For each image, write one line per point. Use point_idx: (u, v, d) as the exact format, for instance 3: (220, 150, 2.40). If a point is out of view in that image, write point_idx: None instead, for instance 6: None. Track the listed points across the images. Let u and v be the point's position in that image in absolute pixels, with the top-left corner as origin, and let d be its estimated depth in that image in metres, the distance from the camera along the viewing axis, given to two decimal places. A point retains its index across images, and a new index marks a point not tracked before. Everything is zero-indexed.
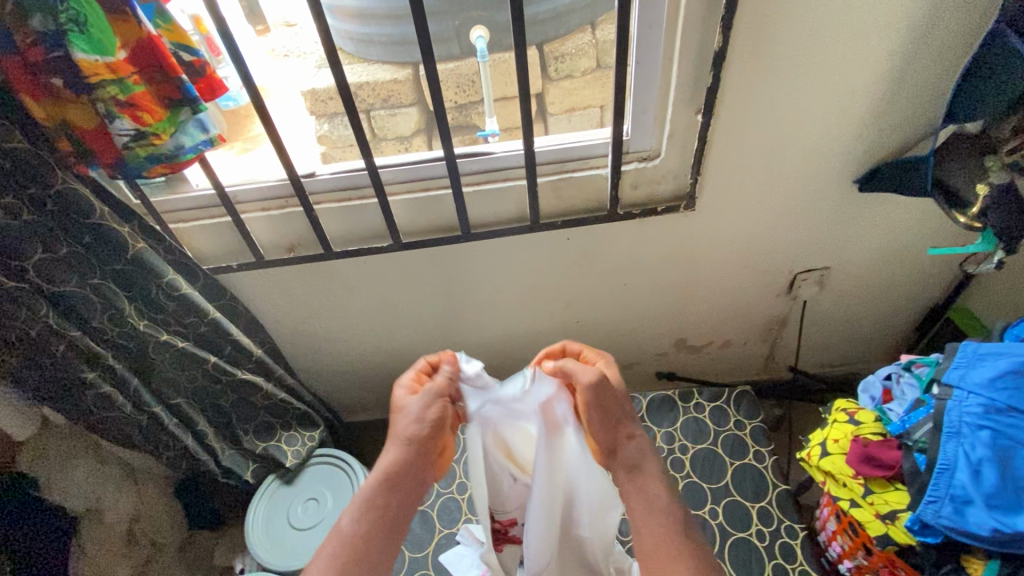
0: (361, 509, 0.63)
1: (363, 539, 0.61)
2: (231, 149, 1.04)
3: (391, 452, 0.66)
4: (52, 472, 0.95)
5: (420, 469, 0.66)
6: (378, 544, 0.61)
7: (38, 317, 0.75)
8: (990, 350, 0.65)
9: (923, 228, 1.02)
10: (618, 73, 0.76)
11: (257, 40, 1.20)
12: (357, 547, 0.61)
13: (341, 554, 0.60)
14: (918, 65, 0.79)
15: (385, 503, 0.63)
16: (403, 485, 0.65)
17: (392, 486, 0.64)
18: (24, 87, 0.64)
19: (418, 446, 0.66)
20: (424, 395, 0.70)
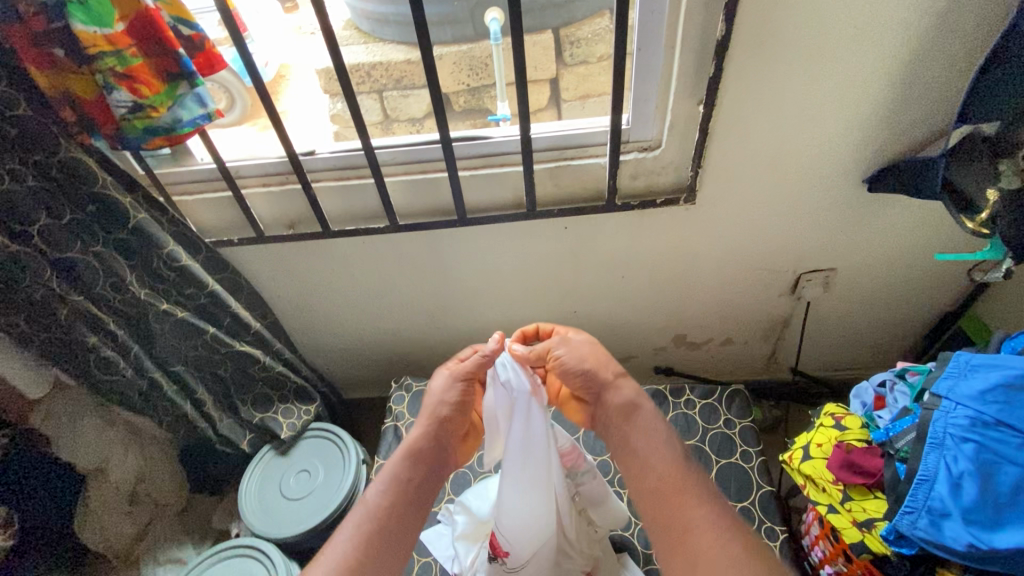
0: (387, 482, 0.63)
1: (392, 510, 0.61)
2: (254, 125, 1.04)
3: (418, 430, 0.69)
4: (61, 431, 0.97)
5: (444, 445, 0.68)
6: (406, 516, 0.62)
7: (42, 281, 0.77)
8: (983, 362, 0.63)
9: (935, 232, 0.99)
10: (616, 59, 0.75)
11: (285, 16, 1.18)
12: (383, 519, 0.60)
13: (367, 525, 0.60)
14: (934, 60, 0.76)
15: (412, 477, 0.65)
16: (426, 459, 0.66)
17: (417, 459, 0.66)
18: (28, 57, 0.65)
19: (440, 425, 0.69)
20: (445, 377, 0.74)
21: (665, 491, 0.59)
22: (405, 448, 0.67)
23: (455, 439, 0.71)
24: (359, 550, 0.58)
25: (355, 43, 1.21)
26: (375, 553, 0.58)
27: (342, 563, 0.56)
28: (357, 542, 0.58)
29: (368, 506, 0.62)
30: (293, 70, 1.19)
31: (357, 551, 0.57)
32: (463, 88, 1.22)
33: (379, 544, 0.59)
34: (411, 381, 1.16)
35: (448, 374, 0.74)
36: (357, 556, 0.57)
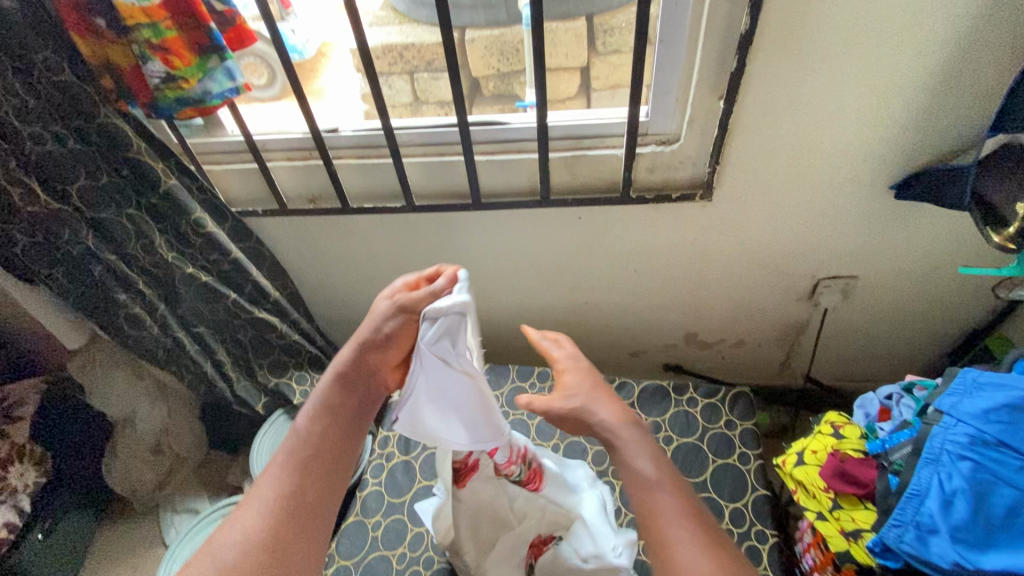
0: (317, 415, 0.61)
1: (322, 436, 0.59)
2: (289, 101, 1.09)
3: (348, 352, 0.66)
4: (94, 381, 1.06)
5: (377, 370, 0.65)
6: (339, 447, 0.59)
7: (79, 239, 0.83)
8: (990, 380, 0.62)
9: (965, 244, 0.94)
10: (637, 50, 0.75)
11: None
12: (311, 455, 0.58)
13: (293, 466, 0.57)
14: (973, 62, 0.73)
15: (343, 403, 0.62)
16: (358, 383, 0.64)
17: (349, 384, 0.63)
18: (72, 24, 0.70)
19: (357, 366, 0.64)
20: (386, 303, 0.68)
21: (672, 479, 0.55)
22: (329, 383, 0.63)
23: (388, 366, 0.66)
24: (292, 483, 0.55)
25: (390, 24, 1.23)
26: (307, 488, 0.55)
27: (264, 510, 0.53)
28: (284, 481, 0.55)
29: (292, 444, 0.58)
30: (333, 49, 1.22)
31: (283, 487, 0.55)
32: (493, 73, 1.22)
33: (308, 482, 0.56)
34: None
35: (393, 302, 0.67)
36: (289, 490, 0.55)
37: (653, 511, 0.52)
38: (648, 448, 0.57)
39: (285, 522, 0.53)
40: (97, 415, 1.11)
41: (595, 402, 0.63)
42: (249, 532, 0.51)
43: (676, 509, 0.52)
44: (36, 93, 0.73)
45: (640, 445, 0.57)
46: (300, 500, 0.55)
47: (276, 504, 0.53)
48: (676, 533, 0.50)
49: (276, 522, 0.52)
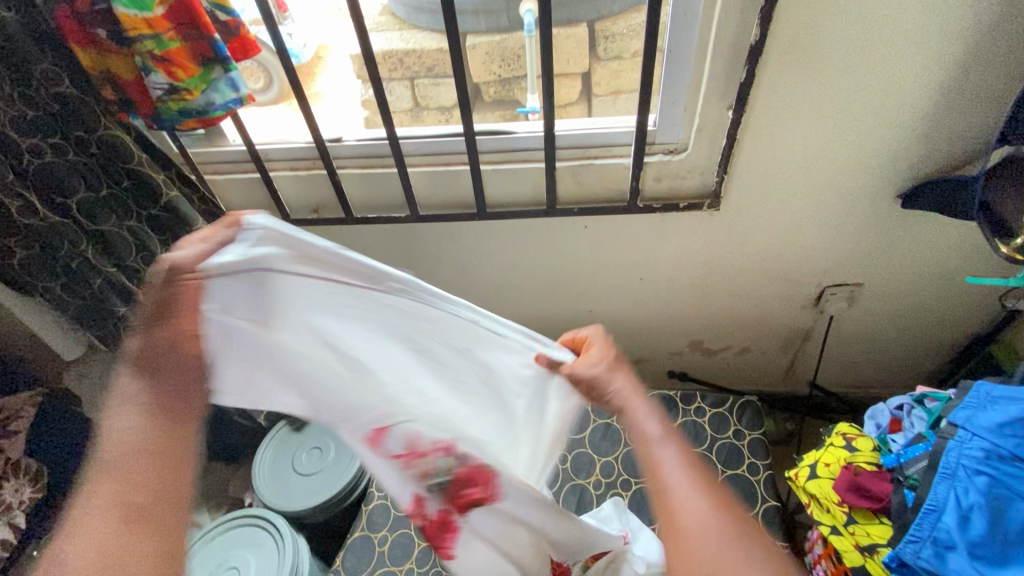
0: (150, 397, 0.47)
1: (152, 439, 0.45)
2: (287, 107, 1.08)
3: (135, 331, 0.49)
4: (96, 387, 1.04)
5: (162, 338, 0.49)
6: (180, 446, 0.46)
7: (78, 252, 0.81)
8: (1004, 394, 0.62)
9: (971, 252, 0.94)
10: (646, 60, 0.74)
11: None
12: (159, 446, 0.45)
13: (132, 459, 0.44)
14: (981, 73, 0.73)
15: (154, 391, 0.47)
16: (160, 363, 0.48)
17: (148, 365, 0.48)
18: (72, 36, 0.69)
19: (162, 338, 0.49)
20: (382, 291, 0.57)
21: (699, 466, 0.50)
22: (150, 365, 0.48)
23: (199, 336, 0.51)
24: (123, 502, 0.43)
25: (390, 30, 1.21)
26: (156, 485, 0.44)
27: (106, 512, 0.42)
28: (122, 478, 0.43)
29: (121, 450, 0.45)
30: (330, 53, 1.22)
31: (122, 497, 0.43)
32: (494, 79, 1.21)
33: (154, 472, 0.44)
34: None
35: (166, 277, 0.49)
36: (134, 488, 0.43)
37: (654, 461, 0.51)
38: (658, 412, 0.55)
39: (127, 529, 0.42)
40: (92, 422, 1.06)
41: (607, 370, 0.60)
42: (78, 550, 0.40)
43: (685, 472, 0.49)
44: (33, 105, 0.71)
45: (657, 414, 0.55)
46: (149, 497, 0.43)
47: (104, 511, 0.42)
48: (689, 494, 0.47)
49: (126, 521, 0.42)
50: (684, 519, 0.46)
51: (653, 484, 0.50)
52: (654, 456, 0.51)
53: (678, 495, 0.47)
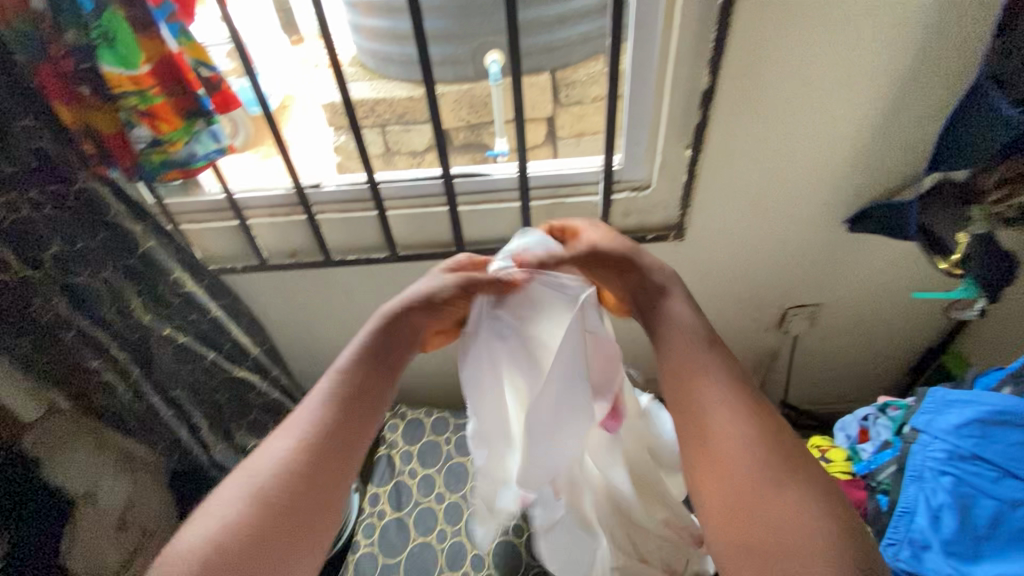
0: (328, 400, 0.58)
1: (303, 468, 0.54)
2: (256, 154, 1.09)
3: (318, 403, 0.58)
4: (50, 454, 0.80)
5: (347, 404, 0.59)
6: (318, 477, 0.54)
7: (51, 306, 0.77)
8: (959, 398, 0.65)
9: (913, 269, 1.03)
10: (610, 105, 0.80)
11: (292, 49, 1.24)
12: (322, 436, 0.56)
13: (299, 445, 0.55)
14: (904, 110, 0.82)
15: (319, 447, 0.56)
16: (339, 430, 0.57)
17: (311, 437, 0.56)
18: (53, 91, 0.69)
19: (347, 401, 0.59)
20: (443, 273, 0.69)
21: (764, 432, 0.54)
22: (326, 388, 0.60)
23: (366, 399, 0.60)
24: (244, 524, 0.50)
25: (360, 79, 1.27)
26: (320, 468, 0.54)
27: (269, 484, 0.52)
28: (288, 459, 0.54)
29: (241, 486, 0.53)
30: (296, 101, 1.24)
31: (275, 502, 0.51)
32: (463, 124, 1.27)
33: (322, 457, 0.55)
34: (405, 409, 1.17)
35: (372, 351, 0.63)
36: (299, 466, 0.54)
37: (706, 425, 0.55)
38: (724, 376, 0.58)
39: (292, 500, 0.52)
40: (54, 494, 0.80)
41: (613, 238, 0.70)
42: (234, 524, 0.49)
43: (740, 426, 0.53)
44: (11, 159, 0.68)
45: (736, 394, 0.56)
46: (304, 487, 0.53)
47: (259, 489, 0.52)
48: (749, 471, 0.51)
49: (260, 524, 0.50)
50: (756, 494, 0.49)
51: (702, 456, 0.54)
52: (709, 423, 0.55)
53: (737, 469, 0.51)
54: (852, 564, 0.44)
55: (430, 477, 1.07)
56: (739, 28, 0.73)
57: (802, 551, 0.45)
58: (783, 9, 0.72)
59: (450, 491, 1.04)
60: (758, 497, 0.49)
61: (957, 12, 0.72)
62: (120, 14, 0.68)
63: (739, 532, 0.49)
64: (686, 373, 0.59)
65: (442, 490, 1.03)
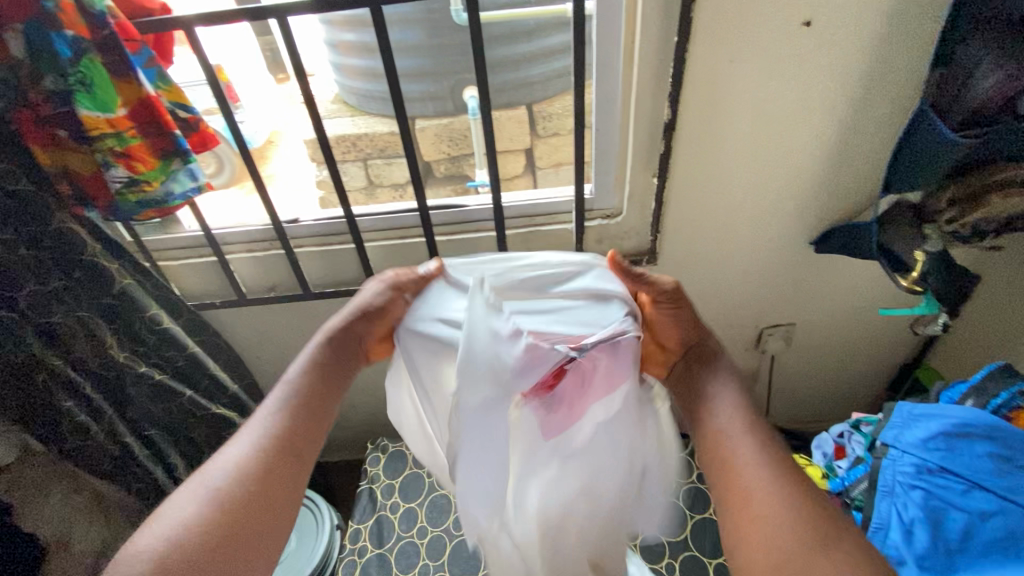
0: (280, 407, 0.62)
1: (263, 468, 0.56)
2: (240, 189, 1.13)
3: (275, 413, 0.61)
4: (27, 500, 0.85)
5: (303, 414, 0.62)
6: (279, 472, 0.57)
7: (25, 347, 0.77)
8: (923, 412, 0.68)
9: (881, 287, 1.05)
10: (578, 138, 0.84)
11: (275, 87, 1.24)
12: (278, 437, 0.59)
13: (253, 448, 0.58)
14: (858, 138, 0.85)
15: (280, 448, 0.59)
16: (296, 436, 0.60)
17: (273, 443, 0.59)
18: (33, 137, 0.72)
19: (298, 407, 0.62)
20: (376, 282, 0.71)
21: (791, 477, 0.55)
22: (281, 397, 0.63)
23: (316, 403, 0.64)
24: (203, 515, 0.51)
25: (341, 115, 1.27)
26: (275, 466, 0.57)
27: (223, 485, 0.54)
28: (242, 462, 0.56)
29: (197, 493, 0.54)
30: (282, 137, 1.29)
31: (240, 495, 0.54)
32: (444, 157, 1.32)
33: (278, 457, 0.58)
34: (387, 442, 1.15)
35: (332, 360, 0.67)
36: (254, 466, 0.56)
37: (744, 490, 0.55)
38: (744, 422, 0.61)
39: (248, 498, 0.54)
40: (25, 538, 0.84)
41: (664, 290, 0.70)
42: (197, 518, 0.51)
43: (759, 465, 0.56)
44: None
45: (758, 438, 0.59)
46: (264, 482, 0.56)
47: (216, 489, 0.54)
48: (793, 530, 0.50)
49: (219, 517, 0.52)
50: (801, 554, 0.49)
51: (741, 518, 0.53)
52: (739, 482, 0.55)
53: (773, 530, 0.51)
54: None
55: (412, 510, 1.05)
56: (696, 63, 0.77)
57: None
58: (736, 44, 0.76)
59: (433, 524, 1.02)
60: (805, 557, 0.49)
61: (901, 46, 0.76)
62: (97, 61, 0.69)
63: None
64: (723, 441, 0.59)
65: (424, 523, 1.01)
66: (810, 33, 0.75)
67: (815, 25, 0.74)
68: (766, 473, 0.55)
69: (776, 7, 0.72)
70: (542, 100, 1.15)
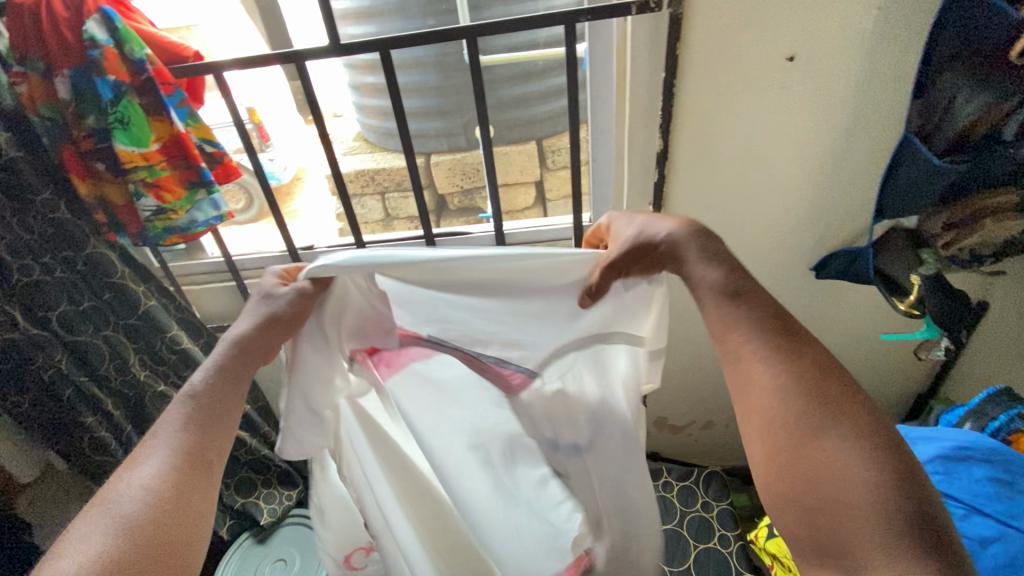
0: (183, 426, 0.48)
1: (172, 489, 0.44)
2: (267, 223, 1.21)
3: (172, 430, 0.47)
4: (46, 514, 1.01)
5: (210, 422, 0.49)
6: (194, 490, 0.45)
7: (54, 362, 0.85)
8: (920, 435, 0.74)
9: (886, 313, 1.05)
10: (575, 167, 0.88)
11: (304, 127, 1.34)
12: (191, 455, 0.46)
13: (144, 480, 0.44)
14: (849, 167, 0.87)
15: (192, 463, 0.46)
16: (206, 452, 0.47)
17: (189, 461, 0.46)
18: (74, 168, 0.79)
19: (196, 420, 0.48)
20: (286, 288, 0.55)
21: (807, 369, 0.46)
22: (175, 426, 0.47)
23: (218, 419, 0.49)
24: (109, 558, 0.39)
25: (362, 153, 1.35)
26: (186, 489, 0.44)
27: (136, 515, 0.41)
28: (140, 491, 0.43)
29: (91, 520, 0.41)
30: (308, 173, 1.39)
31: (153, 516, 0.42)
32: (457, 189, 1.38)
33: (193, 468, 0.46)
34: None
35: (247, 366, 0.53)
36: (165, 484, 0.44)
37: (738, 356, 0.49)
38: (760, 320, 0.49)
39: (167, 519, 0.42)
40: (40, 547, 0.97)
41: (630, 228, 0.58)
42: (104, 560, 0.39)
43: (777, 377, 0.46)
44: (29, 228, 0.79)
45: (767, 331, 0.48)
46: (182, 503, 0.44)
47: (134, 509, 0.42)
48: (793, 415, 0.44)
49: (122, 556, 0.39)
50: (797, 439, 0.44)
51: (744, 408, 0.48)
52: (737, 360, 0.49)
53: (773, 418, 0.45)
54: (897, 506, 0.39)
55: None
56: (685, 97, 0.81)
57: (848, 498, 0.40)
58: (724, 79, 0.79)
59: None
60: (804, 444, 0.43)
61: (884, 79, 0.79)
62: (136, 102, 0.77)
63: (785, 486, 0.44)
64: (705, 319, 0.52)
65: None
66: (793, 68, 0.78)
67: (798, 60, 0.78)
68: (761, 339, 0.48)
69: (760, 45, 0.76)
70: (549, 136, 1.20)
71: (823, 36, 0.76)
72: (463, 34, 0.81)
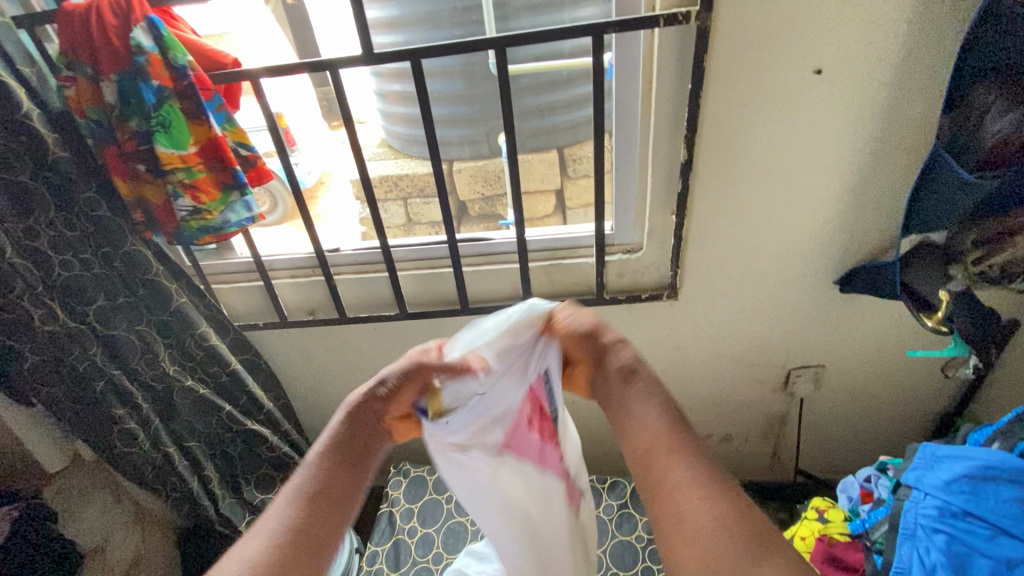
0: (317, 461, 0.56)
1: (302, 524, 0.51)
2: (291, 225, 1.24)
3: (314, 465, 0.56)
4: (71, 505, 1.02)
5: (344, 475, 0.56)
6: (321, 527, 0.52)
7: (89, 355, 0.87)
8: (947, 453, 0.73)
9: (910, 329, 1.03)
10: (599, 176, 0.89)
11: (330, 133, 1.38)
12: (319, 493, 0.54)
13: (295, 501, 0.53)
14: (876, 181, 0.87)
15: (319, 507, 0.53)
16: (332, 500, 0.54)
17: (317, 501, 0.53)
18: (115, 168, 0.83)
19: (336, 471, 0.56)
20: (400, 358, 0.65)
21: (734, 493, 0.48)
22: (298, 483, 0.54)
23: (359, 472, 0.58)
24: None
25: (387, 159, 1.36)
26: (314, 521, 0.52)
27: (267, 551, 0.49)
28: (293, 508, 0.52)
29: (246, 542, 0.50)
30: (332, 178, 1.41)
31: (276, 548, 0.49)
32: (478, 196, 1.40)
33: (325, 509, 0.53)
34: (409, 467, 1.19)
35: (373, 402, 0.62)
36: (298, 519, 0.52)
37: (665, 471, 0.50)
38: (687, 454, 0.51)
39: (295, 551, 0.50)
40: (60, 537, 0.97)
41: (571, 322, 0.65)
42: None
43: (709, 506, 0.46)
44: (72, 226, 0.83)
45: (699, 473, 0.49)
46: (307, 535, 0.51)
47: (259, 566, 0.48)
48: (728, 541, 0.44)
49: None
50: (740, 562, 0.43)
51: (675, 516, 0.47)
52: (657, 464, 0.51)
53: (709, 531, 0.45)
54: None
55: (429, 535, 1.10)
56: (710, 109, 0.82)
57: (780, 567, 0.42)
58: (749, 92, 0.80)
59: (448, 551, 1.07)
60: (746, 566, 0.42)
61: (910, 93, 0.79)
62: (176, 106, 0.80)
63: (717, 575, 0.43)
64: (630, 428, 0.55)
65: (440, 550, 1.06)
66: (819, 81, 0.78)
67: (825, 73, 0.78)
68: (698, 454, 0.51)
69: (788, 58, 0.77)
70: (571, 145, 1.21)
71: (850, 48, 0.76)
72: (489, 45, 0.83)
